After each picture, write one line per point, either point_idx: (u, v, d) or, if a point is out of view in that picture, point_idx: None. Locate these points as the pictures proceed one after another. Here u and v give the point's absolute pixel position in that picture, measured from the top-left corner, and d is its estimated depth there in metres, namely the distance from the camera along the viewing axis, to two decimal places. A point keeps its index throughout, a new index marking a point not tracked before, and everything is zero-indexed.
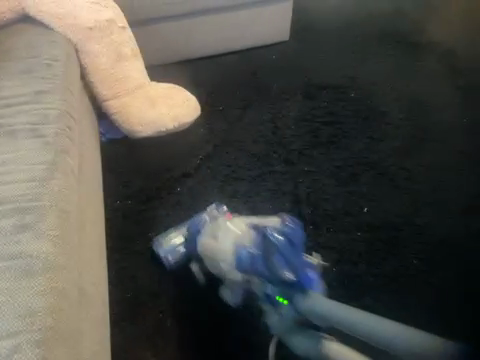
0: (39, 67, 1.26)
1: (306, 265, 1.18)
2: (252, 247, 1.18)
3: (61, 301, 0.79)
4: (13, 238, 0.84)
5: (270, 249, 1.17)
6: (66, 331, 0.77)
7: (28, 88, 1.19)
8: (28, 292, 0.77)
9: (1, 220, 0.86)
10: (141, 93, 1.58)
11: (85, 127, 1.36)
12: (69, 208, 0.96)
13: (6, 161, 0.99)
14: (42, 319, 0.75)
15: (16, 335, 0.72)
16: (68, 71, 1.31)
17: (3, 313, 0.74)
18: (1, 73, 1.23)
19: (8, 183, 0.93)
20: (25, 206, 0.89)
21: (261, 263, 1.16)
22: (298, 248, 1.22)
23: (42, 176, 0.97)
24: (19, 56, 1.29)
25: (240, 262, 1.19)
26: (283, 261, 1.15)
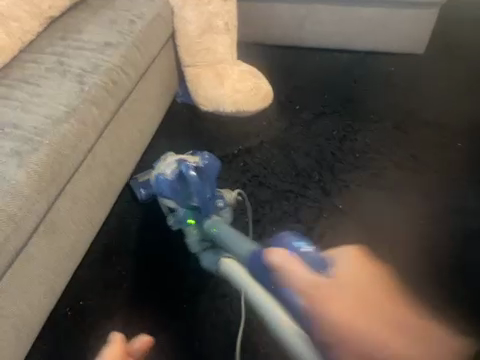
0: (123, 21, 1.38)
1: (209, 197, 1.32)
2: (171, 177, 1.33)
3: (5, 223, 0.94)
4: (4, 158, 1.01)
5: (182, 181, 1.33)
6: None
7: (101, 37, 1.32)
8: None
9: (7, 140, 1.05)
10: (218, 68, 1.58)
11: (147, 87, 1.47)
12: (67, 152, 1.10)
13: (43, 94, 1.16)
14: None
15: None
16: (147, 31, 1.40)
17: None
18: (92, 18, 1.39)
19: (32, 113, 1.11)
20: (30, 137, 1.06)
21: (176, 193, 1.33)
22: (209, 185, 1.34)
23: (59, 117, 1.11)
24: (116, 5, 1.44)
25: (161, 188, 1.34)
26: (195, 192, 1.31)
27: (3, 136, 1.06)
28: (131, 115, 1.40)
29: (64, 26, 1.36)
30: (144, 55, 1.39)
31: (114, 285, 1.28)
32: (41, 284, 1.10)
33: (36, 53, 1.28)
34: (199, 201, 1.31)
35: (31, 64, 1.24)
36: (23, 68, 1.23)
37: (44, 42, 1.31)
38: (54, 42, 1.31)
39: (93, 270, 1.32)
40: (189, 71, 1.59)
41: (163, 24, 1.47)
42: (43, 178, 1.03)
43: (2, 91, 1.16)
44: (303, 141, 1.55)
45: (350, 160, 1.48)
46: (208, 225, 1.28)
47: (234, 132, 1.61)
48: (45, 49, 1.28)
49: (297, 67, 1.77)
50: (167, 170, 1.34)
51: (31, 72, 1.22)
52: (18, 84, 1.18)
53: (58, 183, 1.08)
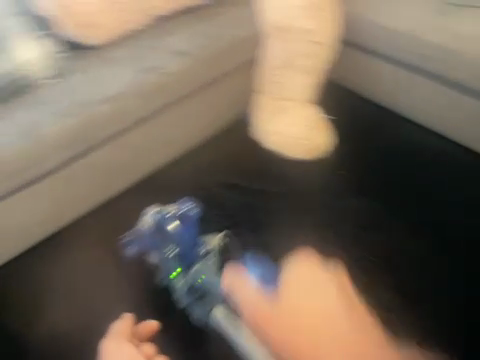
0: (210, 38, 1.51)
1: (193, 245, 1.23)
2: (151, 227, 1.26)
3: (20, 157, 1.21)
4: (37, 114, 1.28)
5: (159, 234, 1.24)
6: (4, 175, 1.21)
7: (181, 45, 1.48)
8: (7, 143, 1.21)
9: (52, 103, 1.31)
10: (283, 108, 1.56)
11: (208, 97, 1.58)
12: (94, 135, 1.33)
13: (108, 73, 1.39)
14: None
15: None
16: (227, 51, 1.52)
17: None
18: (186, 28, 1.54)
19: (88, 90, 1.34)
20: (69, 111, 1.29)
21: (158, 244, 1.25)
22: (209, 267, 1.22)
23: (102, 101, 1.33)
24: (216, 20, 1.58)
25: (142, 242, 1.29)
26: (172, 242, 1.22)
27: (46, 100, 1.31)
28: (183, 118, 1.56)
29: (161, 29, 1.54)
30: (215, 70, 1.52)
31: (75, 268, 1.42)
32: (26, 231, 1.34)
33: (118, 47, 1.48)
34: (179, 250, 1.22)
35: (116, 50, 1.47)
36: (106, 53, 1.45)
37: (135, 35, 1.52)
38: (142, 38, 1.51)
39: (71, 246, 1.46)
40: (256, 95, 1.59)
41: (247, 49, 1.57)
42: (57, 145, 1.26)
43: (84, 64, 1.41)
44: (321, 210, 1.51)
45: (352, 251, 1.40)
46: (199, 274, 1.18)
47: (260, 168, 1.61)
48: (133, 40, 1.50)
49: (366, 128, 1.75)
50: (148, 223, 1.27)
51: (115, 55, 1.45)
52: (98, 59, 1.43)
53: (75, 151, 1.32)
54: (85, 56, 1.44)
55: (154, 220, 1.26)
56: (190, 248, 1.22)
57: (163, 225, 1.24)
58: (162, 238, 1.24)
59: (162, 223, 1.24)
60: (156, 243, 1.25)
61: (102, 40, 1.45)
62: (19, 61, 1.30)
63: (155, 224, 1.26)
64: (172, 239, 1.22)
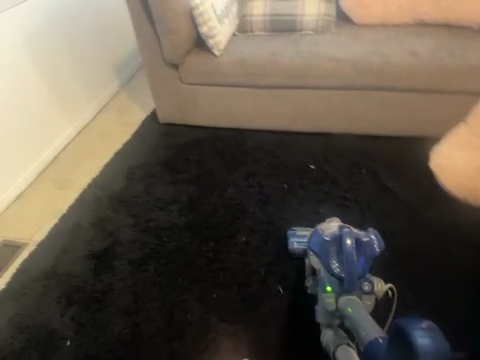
0: (401, 68, 2.01)
1: (360, 277, 1.39)
2: (325, 241, 1.41)
3: (129, 196, 2.14)
4: (131, 184, 2.22)
5: (337, 248, 1.40)
6: (124, 159, 2.43)
7: (324, 95, 2.19)
8: (108, 182, 2.26)
9: (142, 179, 2.25)
10: (305, 144, 2.32)
11: (323, 78, 2.11)
12: (203, 184, 2.16)
13: (305, 148, 2.30)
14: (96, 177, 2.35)
15: (90, 173, 2.42)
16: (404, 79, 2.02)
17: (110, 169, 2.37)
18: (374, 50, 2.07)
19: (275, 162, 2.25)
20: (107, 189, 2.21)
21: (315, 247, 1.42)
22: (358, 264, 1.38)
23: (263, 173, 2.19)
24: (325, 34, 2.24)
25: (312, 239, 1.43)
26: (338, 255, 1.39)
27: (117, 176, 2.30)
28: (218, 99, 2.37)
29: (380, 43, 2.11)
30: (391, 97, 2.10)
31: (192, 200, 2.06)
32: (94, 202, 2.13)
33: (283, 57, 2.15)
34: (339, 267, 1.38)
35: (280, 96, 2.25)
36: (292, 99, 2.24)
37: (358, 36, 2.18)
38: (358, 49, 2.09)
39: (167, 194, 2.13)
40: (283, 128, 2.38)
41: (419, 72, 2.00)
42: (117, 167, 2.38)
43: (253, 56, 2.19)
44: (281, 168, 2.21)
45: (259, 208, 1.98)
46: (345, 300, 1.37)
47: (291, 116, 2.31)
48: (291, 95, 2.24)
49: None
50: (324, 228, 1.45)
51: (313, 91, 2.19)
52: (284, 63, 2.14)
53: (123, 200, 2.12)
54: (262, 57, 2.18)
55: (326, 231, 1.42)
56: (352, 267, 1.36)
57: (343, 237, 1.39)
58: (337, 248, 1.40)
59: (341, 238, 1.39)
60: (318, 245, 1.41)
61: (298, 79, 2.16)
62: (94, 99, 2.84)
63: (326, 231, 1.43)
64: (348, 257, 1.36)
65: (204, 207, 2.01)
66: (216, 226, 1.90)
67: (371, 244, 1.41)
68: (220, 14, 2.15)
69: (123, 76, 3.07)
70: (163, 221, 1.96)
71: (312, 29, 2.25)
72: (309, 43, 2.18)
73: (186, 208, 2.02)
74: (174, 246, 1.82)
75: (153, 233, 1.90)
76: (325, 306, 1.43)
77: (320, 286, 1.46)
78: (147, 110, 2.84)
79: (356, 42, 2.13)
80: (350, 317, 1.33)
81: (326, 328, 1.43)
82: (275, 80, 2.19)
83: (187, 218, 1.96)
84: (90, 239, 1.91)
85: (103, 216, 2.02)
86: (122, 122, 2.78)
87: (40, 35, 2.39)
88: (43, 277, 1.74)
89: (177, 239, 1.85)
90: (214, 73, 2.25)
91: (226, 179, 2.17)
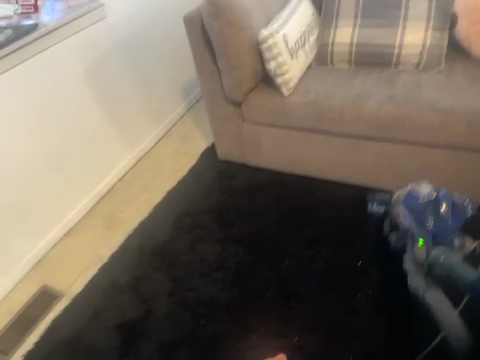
0: None
1: (454, 232, 1.23)
2: (424, 202, 1.24)
3: (172, 251, 1.91)
4: (177, 235, 1.99)
5: (436, 208, 1.24)
6: (176, 200, 2.20)
7: (420, 150, 1.68)
8: (154, 228, 2.06)
9: (190, 230, 2.00)
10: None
11: (422, 133, 1.61)
12: (256, 247, 1.83)
13: None
14: (143, 219, 2.16)
15: (139, 212, 2.24)
16: None
17: (159, 211, 2.16)
18: None
19: (347, 226, 1.83)
20: (152, 237, 2.01)
21: (412, 201, 1.25)
22: (450, 219, 1.24)
23: (330, 242, 1.78)
24: (428, 69, 1.74)
25: (410, 198, 1.26)
26: (435, 212, 1.23)
27: (164, 222, 2.09)
28: (283, 143, 2.00)
29: None
30: None
31: (240, 267, 1.75)
32: (136, 253, 1.94)
33: (368, 102, 1.70)
34: (436, 226, 1.22)
35: (360, 146, 1.81)
36: (375, 151, 1.78)
37: (475, 75, 1.64)
38: (474, 96, 1.56)
39: (214, 254, 1.85)
40: (361, 183, 1.93)
41: None
42: (166, 210, 2.16)
43: (329, 97, 1.77)
44: (356, 238, 1.77)
45: (320, 296, 1.58)
46: (441, 254, 1.18)
47: (374, 171, 1.85)
48: (375, 147, 1.77)
49: None
50: (420, 188, 1.27)
51: (404, 145, 1.71)
52: (368, 110, 1.69)
53: (166, 255, 1.89)
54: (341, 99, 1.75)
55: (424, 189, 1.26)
56: (450, 227, 1.22)
57: (442, 196, 1.25)
58: (437, 204, 1.24)
59: (441, 198, 1.25)
60: (416, 202, 1.25)
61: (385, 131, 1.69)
62: (154, 124, 2.64)
63: (422, 190, 1.26)
64: (444, 220, 1.23)
65: (253, 280, 1.69)
66: (264, 311, 1.56)
67: (465, 206, 1.26)
68: (294, 46, 1.79)
69: (189, 98, 2.86)
70: (203, 291, 1.68)
71: (412, 64, 1.76)
72: (405, 83, 1.70)
73: (232, 278, 1.71)
74: (212, 331, 1.53)
75: (190, 306, 1.63)
76: (419, 266, 1.31)
77: (408, 239, 1.23)
78: (209, 140, 2.58)
79: (472, 85, 1.60)
80: (451, 267, 1.16)
81: (415, 273, 1.22)
82: (355, 129, 1.75)
83: (231, 293, 1.65)
84: (124, 301, 1.72)
85: (142, 274, 1.82)
86: (180, 153, 2.55)
87: (101, 63, 2.25)
88: (70, 346, 1.61)
89: (216, 322, 1.56)
90: (281, 116, 1.88)
91: (284, 244, 1.81)
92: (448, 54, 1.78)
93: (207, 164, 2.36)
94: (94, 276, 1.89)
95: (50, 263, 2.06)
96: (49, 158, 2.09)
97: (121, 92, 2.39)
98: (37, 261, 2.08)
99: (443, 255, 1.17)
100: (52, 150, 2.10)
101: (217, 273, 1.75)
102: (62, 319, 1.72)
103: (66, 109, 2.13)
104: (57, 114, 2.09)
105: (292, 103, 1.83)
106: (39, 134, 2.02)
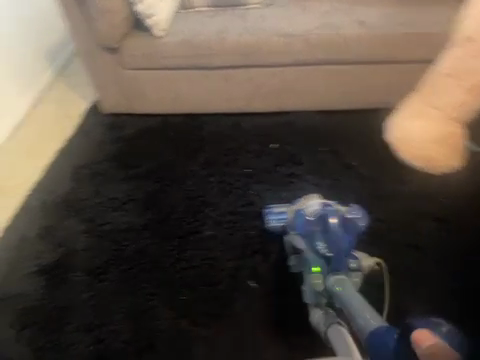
0: (352, 36, 1.95)
1: (346, 251, 1.39)
2: (309, 221, 1.45)
3: (78, 199, 1.97)
4: (79, 185, 2.04)
5: (323, 231, 1.43)
6: (69, 157, 2.22)
7: (277, 71, 2.09)
8: (53, 184, 2.07)
9: (91, 178, 2.07)
10: (263, 126, 2.23)
11: (274, 56, 2.01)
12: (159, 178, 2.03)
13: (262, 128, 2.23)
14: (37, 180, 2.12)
15: (30, 175, 2.18)
16: (355, 48, 1.97)
17: (54, 170, 2.15)
18: (323, 20, 2.01)
19: (232, 146, 2.16)
20: (52, 192, 2.02)
21: (300, 224, 1.46)
22: (343, 239, 1.40)
23: (222, 159, 2.10)
24: (272, 6, 2.14)
25: (298, 221, 1.47)
26: (323, 233, 1.43)
27: (62, 178, 2.10)
28: (164, 84, 2.20)
29: (328, 13, 2.05)
30: (344, 68, 2.05)
31: (148, 196, 1.94)
32: (39, 209, 1.94)
33: (230, 34, 2.02)
34: (328, 244, 1.40)
35: (230, 75, 2.13)
36: (243, 77, 2.13)
37: (305, 7, 2.11)
38: (306, 20, 2.02)
39: (120, 192, 1.98)
40: (239, 111, 2.26)
41: (369, 40, 1.95)
42: (61, 167, 2.17)
43: (198, 33, 2.03)
44: (241, 153, 2.12)
45: (221, 199, 1.89)
46: (333, 280, 1.33)
47: (246, 97, 2.20)
48: (243, 74, 2.12)
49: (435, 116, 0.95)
50: (307, 209, 1.49)
51: (265, 69, 2.10)
52: (232, 41, 2.01)
53: (72, 203, 1.95)
54: (208, 34, 2.02)
55: (309, 211, 1.47)
56: (340, 241, 1.39)
57: (328, 214, 1.44)
58: (324, 228, 1.43)
59: (326, 215, 1.44)
60: (304, 224, 1.45)
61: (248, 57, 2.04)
62: (26, 90, 2.53)
63: (309, 210, 1.48)
64: (334, 237, 1.40)
65: (162, 203, 1.90)
66: (177, 221, 1.80)
67: (354, 219, 1.45)
68: None
69: (59, 62, 2.78)
70: (118, 221, 1.83)
71: (259, 3, 2.13)
72: (257, 18, 2.07)
73: (143, 205, 1.89)
74: (134, 248, 1.70)
75: (109, 236, 1.76)
76: (311, 286, 1.38)
77: (307, 269, 1.41)
78: (90, 100, 2.58)
79: (304, 14, 2.06)
80: (355, 308, 1.20)
81: (315, 308, 1.41)
82: (224, 60, 2.05)
83: (145, 216, 1.84)
84: (39, 250, 1.75)
85: (52, 225, 1.85)
86: (62, 115, 2.51)
87: None
88: None
89: (136, 240, 1.73)
90: (158, 56, 2.07)
91: (183, 170, 2.06)
92: None
93: (94, 121, 2.41)
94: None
95: None
96: None
97: None
98: None
99: (334, 280, 1.32)
100: None
101: (127, 205, 1.90)
102: None
103: None
104: None
105: (167, 42, 2.04)
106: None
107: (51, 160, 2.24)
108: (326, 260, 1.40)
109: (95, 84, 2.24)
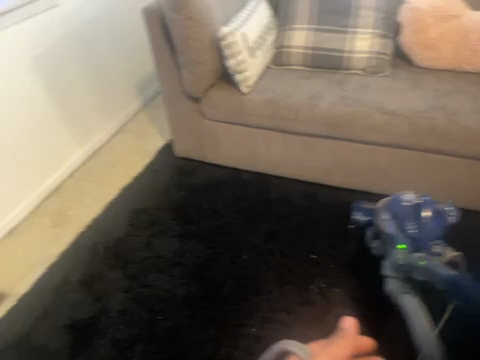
0: (473, 127, 1.60)
1: (432, 236, 1.46)
2: (405, 207, 1.48)
3: (127, 247, 1.86)
4: (133, 232, 1.94)
5: (414, 218, 1.47)
6: (131, 197, 2.15)
7: (369, 149, 1.81)
8: (109, 224, 2.00)
9: (147, 226, 1.96)
10: (340, 203, 1.94)
11: (369, 133, 1.73)
12: (214, 242, 1.84)
13: (339, 206, 1.93)
14: (96, 216, 2.08)
15: (91, 208, 2.15)
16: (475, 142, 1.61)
17: (114, 208, 2.09)
18: (436, 102, 1.69)
19: (302, 221, 1.89)
20: (106, 234, 1.94)
21: (396, 206, 1.49)
22: (432, 224, 1.47)
23: (287, 235, 1.84)
24: (376, 75, 1.88)
25: (395, 204, 1.50)
26: (416, 217, 1.47)
27: (118, 219, 2.03)
28: (240, 140, 2.04)
29: (444, 94, 1.72)
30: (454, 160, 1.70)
31: (198, 262, 1.75)
32: (88, 250, 1.87)
33: (322, 101, 1.79)
34: (418, 230, 1.46)
35: (314, 143, 1.89)
36: (328, 148, 1.88)
37: (416, 81, 1.80)
38: (415, 99, 1.72)
39: (171, 249, 1.83)
40: (316, 181, 2.01)
41: None
42: (122, 206, 2.10)
43: (286, 94, 1.84)
44: (310, 232, 1.85)
45: (277, 288, 1.62)
46: (419, 259, 1.40)
47: (327, 169, 1.94)
48: (329, 144, 1.87)
49: None
50: (402, 196, 1.52)
51: (355, 144, 1.82)
52: (324, 109, 1.77)
53: (120, 251, 1.84)
54: (297, 97, 1.82)
55: (405, 196, 1.51)
56: (432, 229, 1.46)
57: (426, 205, 1.48)
58: (417, 213, 1.48)
59: (423, 205, 1.48)
60: (400, 207, 1.49)
61: (337, 130, 1.78)
62: (110, 119, 2.56)
63: (404, 196, 1.51)
64: (427, 226, 1.46)
65: (211, 274, 1.70)
66: (222, 303, 1.58)
67: (446, 213, 1.50)
68: (252, 46, 1.84)
69: (147, 94, 2.81)
70: (161, 285, 1.66)
71: (361, 69, 1.89)
72: (355, 86, 1.82)
73: (190, 273, 1.71)
74: (168, 325, 1.52)
75: (147, 302, 1.60)
76: (396, 259, 1.45)
77: (391, 246, 1.49)
78: (166, 137, 2.54)
79: (413, 90, 1.76)
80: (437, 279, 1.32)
81: (394, 279, 1.45)
82: (311, 129, 1.83)
83: (190, 287, 1.65)
84: (75, 300, 1.65)
85: (94, 273, 1.75)
86: (136, 149, 2.49)
87: (51, 51, 2.15)
88: (16, 349, 1.51)
89: (174, 315, 1.54)
90: (240, 113, 1.92)
91: (241, 239, 1.84)
92: (391, 62, 1.93)
93: (165, 162, 2.33)
94: (43, 275, 1.78)
95: None
96: None
97: (73, 83, 2.29)
98: None
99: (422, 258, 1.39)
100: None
101: (175, 268, 1.73)
102: (4, 323, 1.61)
103: (16, 98, 2.01)
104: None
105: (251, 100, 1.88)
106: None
107: (115, 195, 2.20)
108: (412, 240, 1.46)
109: (172, 127, 2.16)
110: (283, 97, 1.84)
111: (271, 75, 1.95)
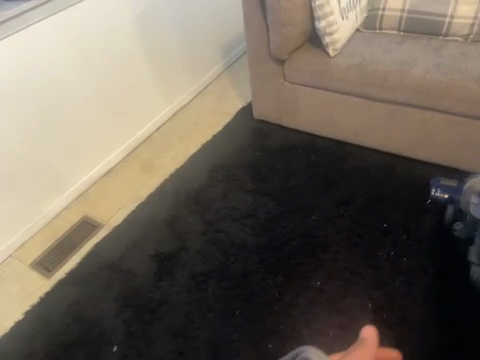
0: None
1: None
2: None
3: (205, 197, 2.02)
4: (211, 184, 2.09)
5: None
6: (211, 153, 2.30)
7: (460, 121, 1.72)
8: (189, 175, 2.18)
9: (223, 180, 2.11)
10: (419, 176, 1.89)
11: (462, 104, 1.65)
12: (286, 200, 1.93)
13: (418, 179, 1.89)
14: (178, 167, 2.27)
15: (174, 160, 2.34)
16: None
17: (195, 161, 2.27)
18: None
19: (375, 190, 1.89)
20: (187, 183, 2.13)
21: None
22: None
23: (359, 201, 1.86)
24: (477, 43, 1.75)
25: None
26: None
27: (198, 171, 2.19)
28: (321, 105, 2.05)
29: None
30: None
31: (270, 217, 1.85)
32: (171, 196, 2.07)
33: (414, 67, 1.73)
34: None
35: (398, 111, 1.85)
36: (414, 118, 1.82)
37: None
38: None
39: (244, 203, 1.95)
40: (396, 152, 1.97)
41: None
42: (202, 161, 2.26)
43: (375, 59, 1.80)
44: (383, 201, 1.84)
45: (344, 249, 1.67)
46: None
47: (409, 140, 1.89)
48: (415, 113, 1.81)
49: None
50: None
51: (444, 115, 1.74)
52: (415, 76, 1.71)
53: (198, 199, 2.01)
54: (387, 62, 1.77)
55: None
56: None
57: None
58: None
59: None
60: None
61: (427, 98, 1.72)
62: (194, 79, 2.71)
63: None
64: None
65: (281, 228, 1.79)
66: (290, 255, 1.67)
67: None
68: (345, 7, 1.81)
69: (230, 57, 2.90)
70: (234, 232, 1.81)
71: (462, 36, 1.77)
72: (453, 53, 1.72)
73: (261, 225, 1.82)
74: (239, 267, 1.66)
75: (221, 245, 1.76)
76: None
77: None
78: (245, 100, 2.63)
79: None
80: None
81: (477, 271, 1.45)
82: (398, 96, 1.78)
83: (261, 237, 1.77)
84: (158, 236, 1.86)
85: (175, 216, 1.94)
86: (217, 110, 2.62)
87: (151, 11, 2.30)
88: (109, 269, 1.77)
89: (245, 260, 1.68)
90: (324, 77, 1.93)
91: (313, 200, 1.90)
92: None
93: (243, 123, 2.44)
94: (132, 213, 2.02)
95: (89, 199, 2.20)
96: (91, 102, 2.17)
97: (166, 42, 2.44)
98: (76, 196, 2.22)
99: None
100: (101, 91, 2.20)
101: (247, 219, 1.86)
102: (100, 248, 1.88)
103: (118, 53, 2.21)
104: (103, 61, 2.16)
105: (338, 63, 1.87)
106: (81, 77, 2.08)
107: (196, 150, 2.37)
108: None
109: (254, 89, 2.24)
110: (372, 61, 1.80)
111: (361, 39, 1.92)
